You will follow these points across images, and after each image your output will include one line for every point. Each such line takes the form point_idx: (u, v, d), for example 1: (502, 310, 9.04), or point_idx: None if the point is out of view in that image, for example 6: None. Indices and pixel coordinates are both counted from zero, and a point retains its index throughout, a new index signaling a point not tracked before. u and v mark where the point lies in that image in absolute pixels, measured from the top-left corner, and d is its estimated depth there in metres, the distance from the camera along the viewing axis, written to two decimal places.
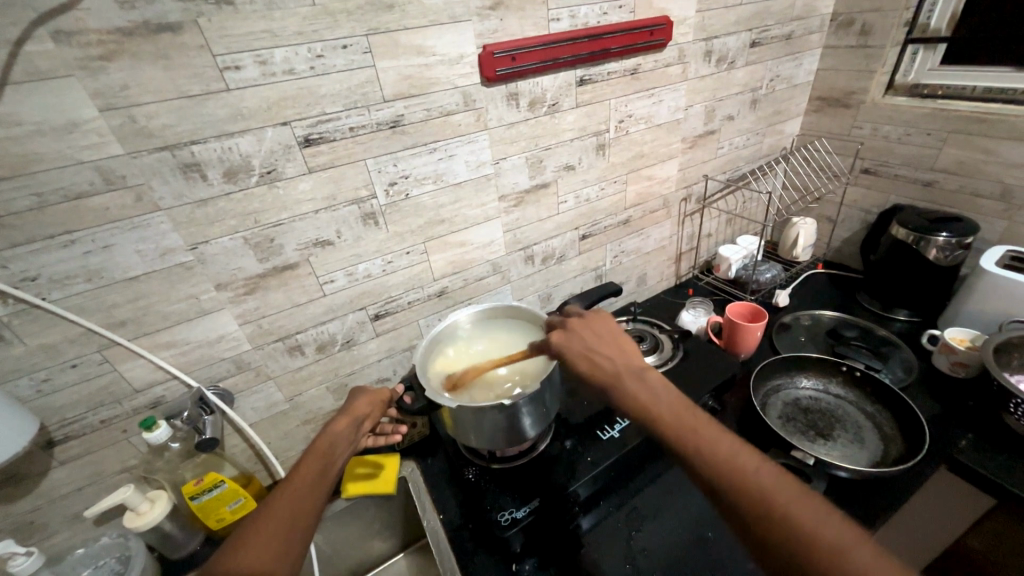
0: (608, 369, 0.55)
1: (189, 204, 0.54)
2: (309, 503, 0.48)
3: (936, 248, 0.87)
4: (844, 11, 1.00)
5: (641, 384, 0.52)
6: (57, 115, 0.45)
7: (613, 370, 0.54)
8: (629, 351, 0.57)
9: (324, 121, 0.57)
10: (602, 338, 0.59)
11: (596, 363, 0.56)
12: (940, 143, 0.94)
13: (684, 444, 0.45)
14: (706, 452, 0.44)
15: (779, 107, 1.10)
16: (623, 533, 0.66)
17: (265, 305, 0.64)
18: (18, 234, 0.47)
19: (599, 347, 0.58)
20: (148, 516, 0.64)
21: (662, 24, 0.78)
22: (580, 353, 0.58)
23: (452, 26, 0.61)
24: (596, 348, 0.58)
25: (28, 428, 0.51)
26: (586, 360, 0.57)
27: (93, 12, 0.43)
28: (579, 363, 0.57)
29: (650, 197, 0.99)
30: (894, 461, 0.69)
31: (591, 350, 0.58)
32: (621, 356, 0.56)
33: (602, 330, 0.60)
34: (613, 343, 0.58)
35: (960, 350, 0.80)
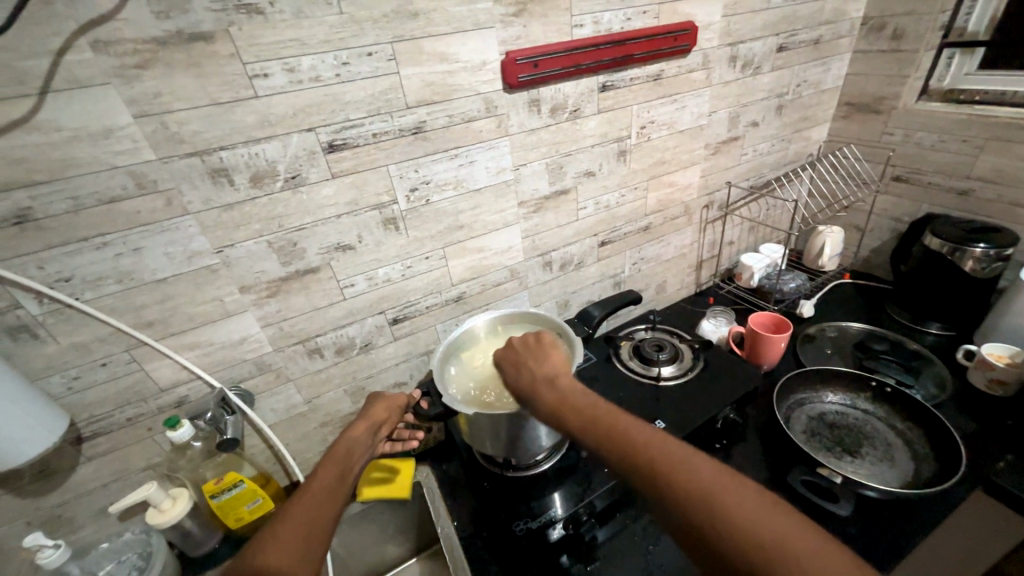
0: (537, 383, 0.55)
1: (216, 208, 0.55)
2: (328, 510, 0.48)
3: (974, 259, 0.83)
4: (876, 15, 0.98)
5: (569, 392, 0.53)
6: (93, 122, 0.46)
7: (541, 386, 0.54)
8: (557, 357, 0.58)
9: (349, 127, 0.58)
10: (533, 346, 0.60)
11: (526, 381, 0.56)
12: (977, 150, 0.90)
13: (621, 458, 0.44)
14: (642, 462, 0.43)
15: (805, 113, 1.08)
16: (640, 547, 0.65)
17: (287, 308, 0.65)
18: (55, 236, 0.48)
19: (527, 361, 0.58)
20: (171, 513, 0.65)
21: (686, 29, 0.77)
22: (513, 372, 0.58)
23: (476, 33, 0.61)
24: (527, 361, 0.59)
25: (58, 425, 0.53)
26: (517, 380, 0.57)
27: (130, 22, 0.44)
28: (511, 383, 0.57)
29: (671, 204, 0.98)
30: (926, 482, 0.66)
31: (523, 364, 0.58)
32: (552, 364, 0.57)
33: (533, 340, 0.61)
34: (541, 352, 0.59)
35: (999, 367, 0.76)
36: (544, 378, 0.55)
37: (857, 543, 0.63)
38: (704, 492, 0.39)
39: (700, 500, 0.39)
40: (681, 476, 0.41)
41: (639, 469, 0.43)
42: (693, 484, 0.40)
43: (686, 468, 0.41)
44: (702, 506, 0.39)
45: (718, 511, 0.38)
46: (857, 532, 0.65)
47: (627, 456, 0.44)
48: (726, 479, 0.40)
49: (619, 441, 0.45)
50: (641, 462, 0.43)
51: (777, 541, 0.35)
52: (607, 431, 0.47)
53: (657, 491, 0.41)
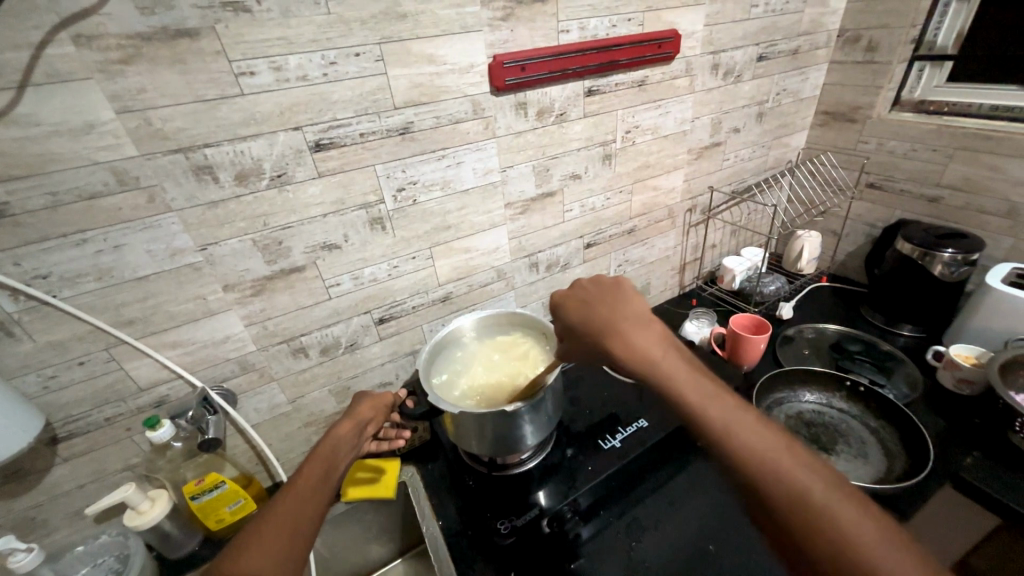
0: (607, 322, 0.53)
1: (200, 206, 0.54)
2: (311, 509, 0.48)
3: (941, 263, 0.87)
4: (851, 27, 1.01)
5: (640, 333, 0.51)
6: (75, 117, 0.45)
7: (614, 323, 0.52)
8: (636, 300, 0.55)
9: (335, 127, 0.58)
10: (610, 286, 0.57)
11: (594, 316, 0.54)
12: (946, 159, 0.94)
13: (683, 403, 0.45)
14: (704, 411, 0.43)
15: (785, 121, 1.11)
16: (623, 544, 0.66)
17: (271, 307, 0.64)
18: (33, 232, 0.48)
19: (598, 299, 0.56)
20: (148, 515, 0.64)
21: (670, 37, 0.79)
22: (583, 308, 0.56)
23: (463, 36, 0.62)
24: (599, 301, 0.56)
25: (33, 425, 0.51)
26: (586, 314, 0.55)
27: (114, 17, 0.44)
28: (579, 318, 0.55)
29: (655, 207, 1.00)
30: (898, 478, 0.68)
31: (596, 302, 0.56)
32: (628, 307, 0.54)
33: (610, 282, 0.57)
34: (618, 294, 0.56)
35: (966, 367, 0.79)
36: (618, 317, 0.53)
37: None
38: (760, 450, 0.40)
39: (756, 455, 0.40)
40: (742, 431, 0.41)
41: (698, 416, 0.43)
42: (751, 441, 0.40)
43: (748, 428, 0.41)
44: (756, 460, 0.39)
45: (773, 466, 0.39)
46: None
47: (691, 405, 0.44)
48: (779, 443, 0.40)
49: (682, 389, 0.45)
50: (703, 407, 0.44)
51: (826, 506, 0.36)
52: (674, 377, 0.46)
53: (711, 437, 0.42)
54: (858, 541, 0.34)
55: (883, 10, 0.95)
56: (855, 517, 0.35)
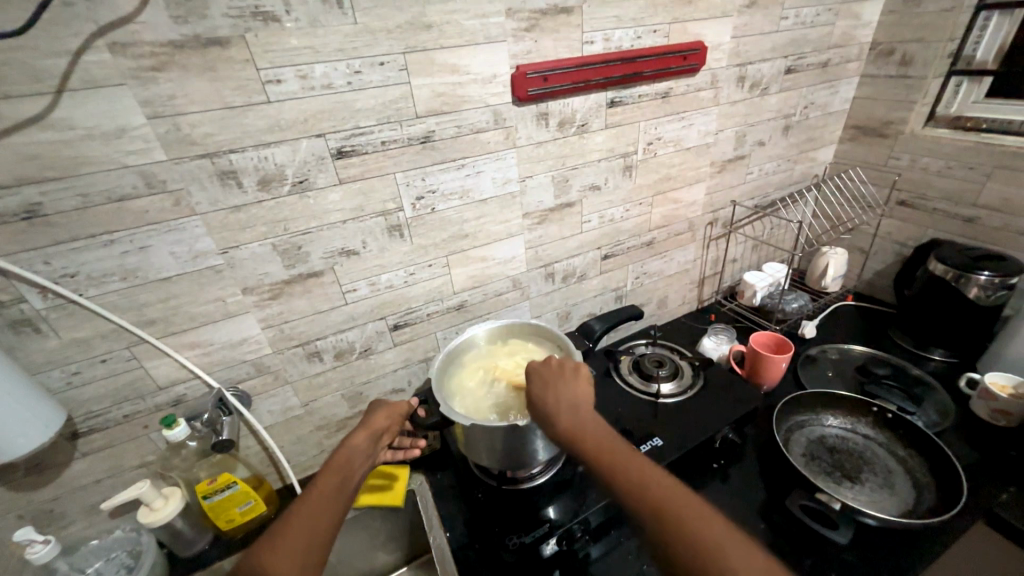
0: (556, 403, 0.55)
1: (223, 210, 0.55)
2: (325, 521, 0.47)
3: (978, 286, 0.83)
4: (884, 41, 0.99)
5: (591, 422, 0.53)
6: (107, 122, 0.47)
7: (564, 408, 0.54)
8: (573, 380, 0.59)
9: (358, 134, 0.59)
10: (567, 368, 0.60)
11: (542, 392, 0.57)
12: (983, 178, 0.90)
13: (634, 494, 0.45)
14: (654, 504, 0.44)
15: (812, 134, 1.08)
16: (633, 567, 0.64)
17: (288, 311, 0.65)
18: (63, 233, 0.49)
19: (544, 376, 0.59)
20: (161, 513, 0.65)
21: (696, 49, 0.77)
22: (538, 384, 0.58)
23: (487, 46, 0.62)
24: (554, 383, 0.58)
25: (54, 421, 0.52)
26: (540, 397, 0.57)
27: (149, 26, 0.45)
28: (534, 400, 0.57)
29: (675, 220, 0.98)
30: (927, 512, 0.65)
31: (551, 383, 0.58)
32: (580, 393, 0.56)
33: (569, 365, 0.60)
34: (571, 378, 0.58)
35: (1002, 397, 0.76)
36: (570, 403, 0.55)
37: (853, 571, 0.62)
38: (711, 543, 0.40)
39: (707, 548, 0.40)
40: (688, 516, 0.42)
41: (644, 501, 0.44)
42: (701, 534, 0.41)
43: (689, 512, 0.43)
44: (706, 553, 0.40)
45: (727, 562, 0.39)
46: (854, 559, 0.64)
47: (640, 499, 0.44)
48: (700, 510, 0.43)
49: (633, 478, 0.46)
50: (655, 499, 0.44)
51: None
52: (622, 461, 0.48)
53: (662, 534, 0.42)
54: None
55: (919, 23, 0.92)
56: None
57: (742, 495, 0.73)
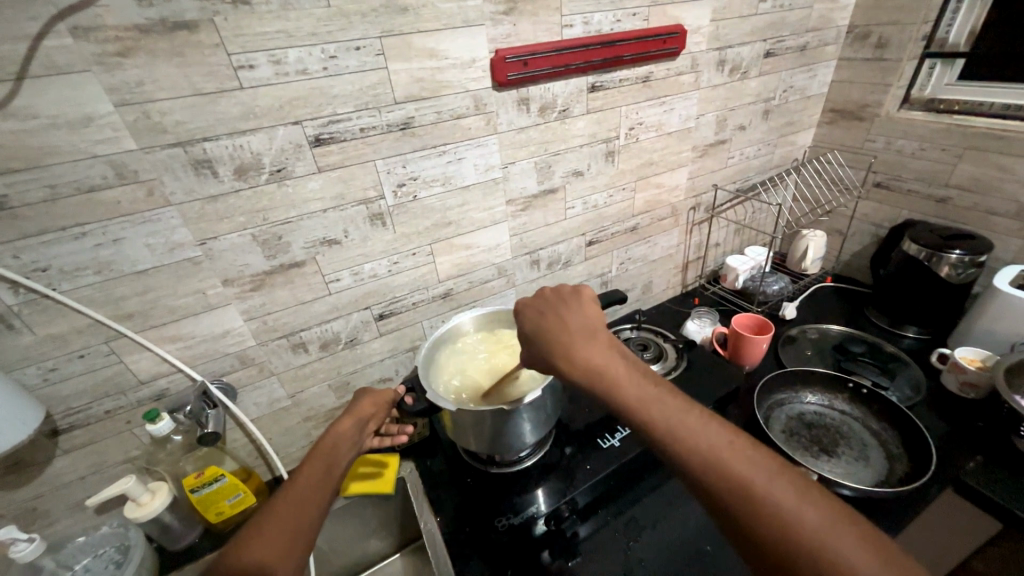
0: (567, 339, 0.52)
1: (199, 200, 0.54)
2: (312, 505, 0.48)
3: (949, 265, 0.85)
4: (861, 24, 1.00)
5: (605, 356, 0.50)
6: (73, 110, 0.45)
7: (578, 339, 0.51)
8: (585, 310, 0.54)
9: (336, 121, 0.58)
10: (573, 302, 0.55)
11: (553, 326, 0.54)
12: (955, 159, 0.92)
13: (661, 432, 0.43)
14: (689, 439, 0.42)
15: (792, 118, 1.09)
16: (620, 544, 0.65)
17: (270, 302, 0.64)
18: (31, 225, 0.48)
19: (555, 311, 0.55)
20: (148, 507, 0.65)
21: (675, 32, 0.77)
22: (544, 321, 0.55)
23: (465, 30, 0.61)
24: (561, 314, 0.54)
25: (33, 418, 0.52)
26: (549, 330, 0.53)
27: (112, 9, 0.44)
28: (543, 338, 0.53)
29: (658, 205, 0.99)
30: (900, 480, 0.68)
31: (556, 314, 0.54)
32: (590, 322, 0.53)
33: (572, 293, 0.56)
34: (578, 306, 0.55)
35: (970, 370, 0.79)
36: (583, 334, 0.52)
37: None
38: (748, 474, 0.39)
39: (744, 480, 0.39)
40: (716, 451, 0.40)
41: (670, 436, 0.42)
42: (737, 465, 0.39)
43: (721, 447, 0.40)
44: (745, 485, 0.38)
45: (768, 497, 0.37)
46: None
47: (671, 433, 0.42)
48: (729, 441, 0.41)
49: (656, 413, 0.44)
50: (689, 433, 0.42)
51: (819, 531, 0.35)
52: (645, 398, 0.45)
53: (695, 468, 0.40)
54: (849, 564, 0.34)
55: (894, 6, 0.93)
56: (842, 540, 0.35)
57: None
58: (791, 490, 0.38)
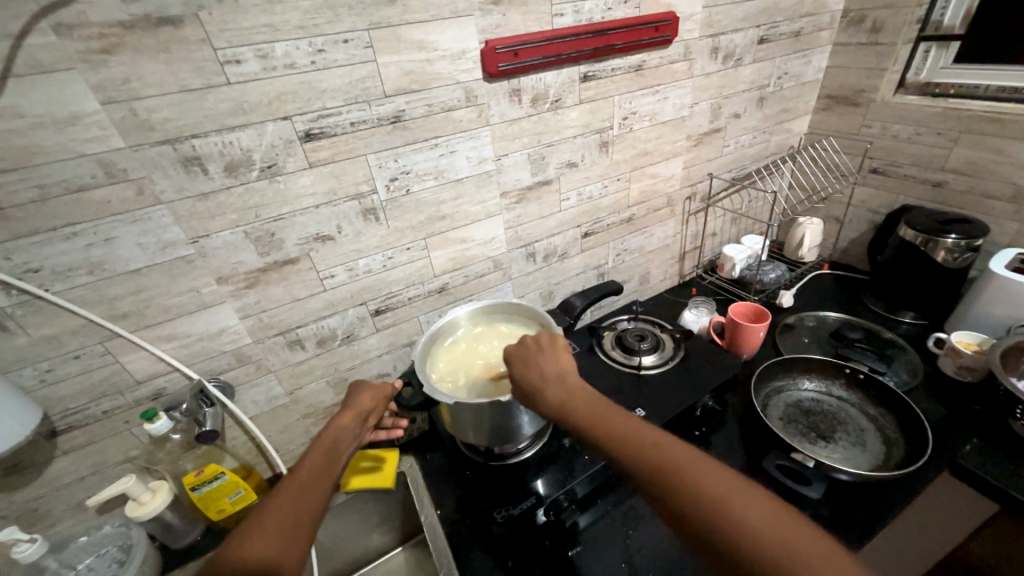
0: (543, 382, 0.55)
1: (190, 198, 0.54)
2: (314, 499, 0.48)
3: (945, 249, 0.85)
4: (855, 8, 0.99)
5: (577, 394, 0.54)
6: (59, 109, 0.45)
7: (552, 383, 0.55)
8: (556, 356, 0.59)
9: (326, 116, 0.57)
10: (546, 347, 0.60)
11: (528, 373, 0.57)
12: (951, 143, 0.92)
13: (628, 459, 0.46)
14: (656, 465, 0.44)
15: (787, 105, 1.09)
16: (619, 533, 0.66)
17: (265, 299, 0.64)
18: (21, 226, 0.47)
19: (529, 356, 0.59)
20: (149, 507, 0.65)
21: (667, 20, 0.77)
22: (521, 365, 0.58)
23: (454, 21, 0.60)
24: (535, 361, 0.58)
25: (30, 419, 0.52)
26: (528, 378, 0.57)
27: (94, 5, 0.43)
28: (520, 381, 0.57)
29: (653, 195, 0.98)
30: (896, 465, 0.68)
31: (533, 361, 0.58)
32: (563, 365, 0.57)
33: (546, 341, 0.60)
34: (554, 351, 0.59)
35: (967, 354, 0.79)
36: (557, 378, 0.55)
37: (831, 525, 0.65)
38: (715, 494, 0.41)
39: (708, 498, 0.41)
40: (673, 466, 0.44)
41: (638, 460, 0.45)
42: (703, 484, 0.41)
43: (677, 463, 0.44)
44: (711, 504, 0.40)
45: (730, 511, 0.40)
46: (829, 513, 0.67)
47: (640, 463, 0.45)
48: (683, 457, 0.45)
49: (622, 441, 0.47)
50: (656, 459, 0.44)
51: (785, 542, 0.37)
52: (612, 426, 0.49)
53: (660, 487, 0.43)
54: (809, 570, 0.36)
55: None
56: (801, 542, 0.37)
57: (724, 459, 0.75)
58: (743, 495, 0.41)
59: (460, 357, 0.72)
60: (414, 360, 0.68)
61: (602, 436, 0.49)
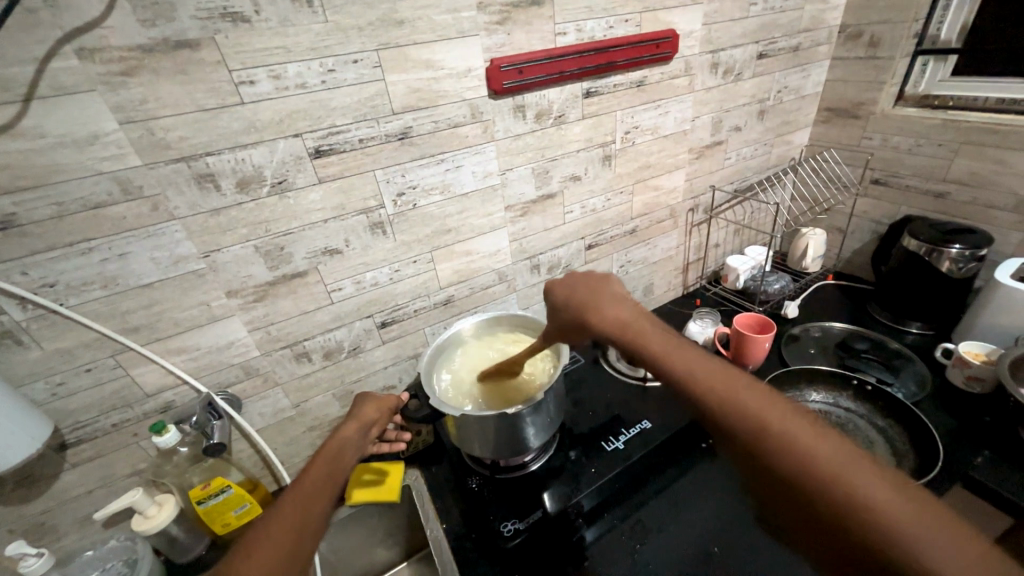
0: (598, 311, 0.54)
1: (203, 214, 0.55)
2: (316, 508, 0.48)
3: (949, 259, 0.85)
4: (852, 23, 1.01)
5: (634, 320, 0.52)
6: (79, 128, 0.46)
7: (607, 309, 0.54)
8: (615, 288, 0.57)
9: (334, 133, 0.59)
10: (601, 282, 0.58)
11: (584, 298, 0.56)
12: (951, 153, 0.93)
13: (686, 384, 0.43)
14: (717, 392, 0.41)
15: (787, 118, 1.10)
16: (626, 548, 0.64)
17: (274, 312, 0.65)
18: (39, 242, 0.48)
19: (584, 284, 0.58)
20: (155, 520, 0.65)
21: (667, 37, 0.78)
22: (574, 296, 0.58)
23: (460, 40, 0.62)
24: (591, 290, 0.57)
25: (42, 432, 0.52)
26: (579, 303, 0.56)
27: (116, 30, 0.45)
28: (570, 308, 0.57)
29: (657, 207, 0.99)
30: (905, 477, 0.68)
31: (585, 291, 0.57)
32: (618, 298, 0.56)
33: (599, 277, 0.59)
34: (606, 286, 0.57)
35: (975, 365, 0.78)
36: (612, 307, 0.54)
37: None
38: (781, 431, 0.38)
39: (777, 434, 0.37)
40: (737, 398, 0.41)
41: (695, 387, 0.43)
42: (772, 422, 0.38)
43: (742, 394, 0.41)
44: (778, 440, 0.37)
45: (801, 450, 0.36)
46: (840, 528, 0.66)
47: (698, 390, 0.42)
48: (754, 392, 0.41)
49: (678, 366, 0.45)
50: (716, 391, 0.42)
51: (864, 489, 0.33)
52: (671, 354, 0.46)
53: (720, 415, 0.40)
54: (895, 524, 0.32)
55: (884, 5, 0.94)
56: (888, 493, 0.33)
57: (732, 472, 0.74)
58: (825, 440, 0.36)
59: (466, 373, 0.72)
60: (421, 376, 0.68)
61: (659, 361, 0.46)
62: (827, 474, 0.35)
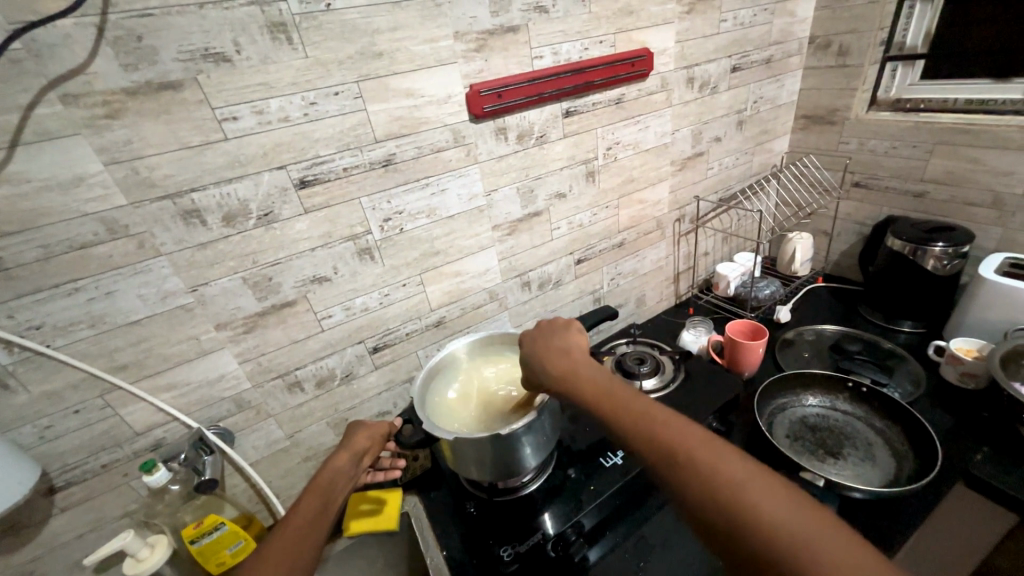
0: (550, 356, 0.57)
1: (190, 248, 0.56)
2: (305, 546, 0.48)
3: (934, 258, 0.87)
4: (821, 34, 1.04)
5: (582, 364, 0.54)
6: (64, 171, 0.47)
7: (559, 353, 0.56)
8: (569, 332, 0.60)
9: (318, 164, 0.60)
10: (559, 326, 0.61)
11: (539, 344, 0.59)
12: (927, 154, 0.95)
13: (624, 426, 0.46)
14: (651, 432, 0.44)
15: (765, 127, 1.13)
16: (631, 566, 0.63)
17: (264, 343, 0.65)
18: (25, 285, 0.49)
19: (541, 331, 0.61)
20: (148, 562, 0.61)
21: (642, 56, 0.81)
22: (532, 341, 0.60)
23: (439, 68, 0.64)
24: (547, 336, 0.60)
25: (29, 477, 0.51)
26: (536, 349, 0.59)
27: (101, 75, 0.46)
28: (527, 353, 0.59)
29: (643, 219, 1.01)
30: (908, 478, 0.67)
31: (542, 337, 0.60)
32: (572, 341, 0.58)
33: (559, 321, 0.62)
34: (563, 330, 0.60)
35: (968, 361, 0.79)
36: (565, 352, 0.56)
37: None
38: (704, 468, 0.40)
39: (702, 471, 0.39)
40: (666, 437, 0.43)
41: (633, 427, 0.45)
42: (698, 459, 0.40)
43: (672, 433, 0.43)
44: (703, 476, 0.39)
45: (722, 486, 0.38)
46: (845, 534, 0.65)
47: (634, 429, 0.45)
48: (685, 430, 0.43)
49: (616, 407, 0.47)
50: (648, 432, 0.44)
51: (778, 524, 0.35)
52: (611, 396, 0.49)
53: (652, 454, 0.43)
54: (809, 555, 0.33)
55: (849, 16, 0.97)
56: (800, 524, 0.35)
57: None
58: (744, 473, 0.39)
59: (459, 397, 0.71)
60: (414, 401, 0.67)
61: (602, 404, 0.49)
62: (748, 508, 0.36)
